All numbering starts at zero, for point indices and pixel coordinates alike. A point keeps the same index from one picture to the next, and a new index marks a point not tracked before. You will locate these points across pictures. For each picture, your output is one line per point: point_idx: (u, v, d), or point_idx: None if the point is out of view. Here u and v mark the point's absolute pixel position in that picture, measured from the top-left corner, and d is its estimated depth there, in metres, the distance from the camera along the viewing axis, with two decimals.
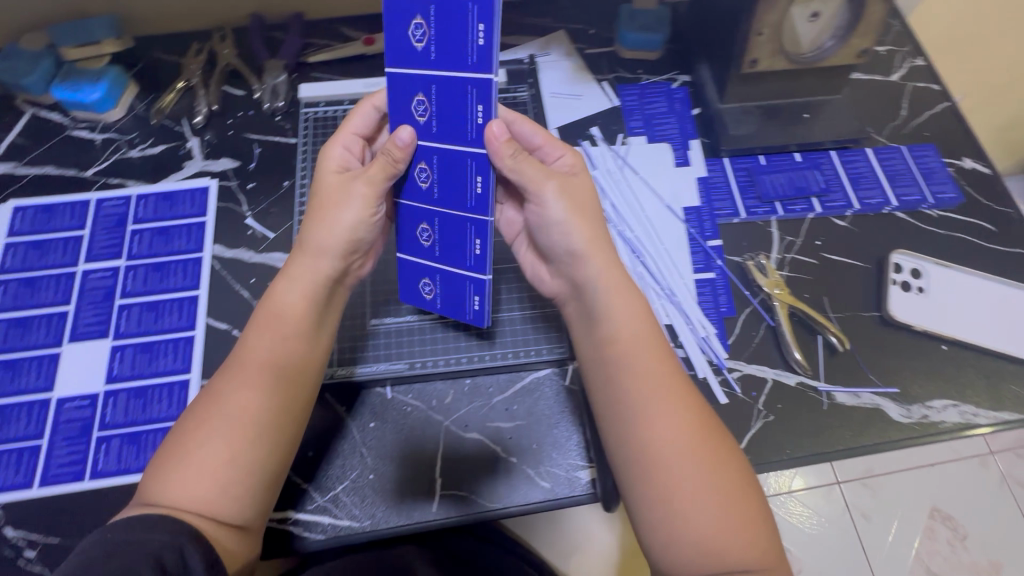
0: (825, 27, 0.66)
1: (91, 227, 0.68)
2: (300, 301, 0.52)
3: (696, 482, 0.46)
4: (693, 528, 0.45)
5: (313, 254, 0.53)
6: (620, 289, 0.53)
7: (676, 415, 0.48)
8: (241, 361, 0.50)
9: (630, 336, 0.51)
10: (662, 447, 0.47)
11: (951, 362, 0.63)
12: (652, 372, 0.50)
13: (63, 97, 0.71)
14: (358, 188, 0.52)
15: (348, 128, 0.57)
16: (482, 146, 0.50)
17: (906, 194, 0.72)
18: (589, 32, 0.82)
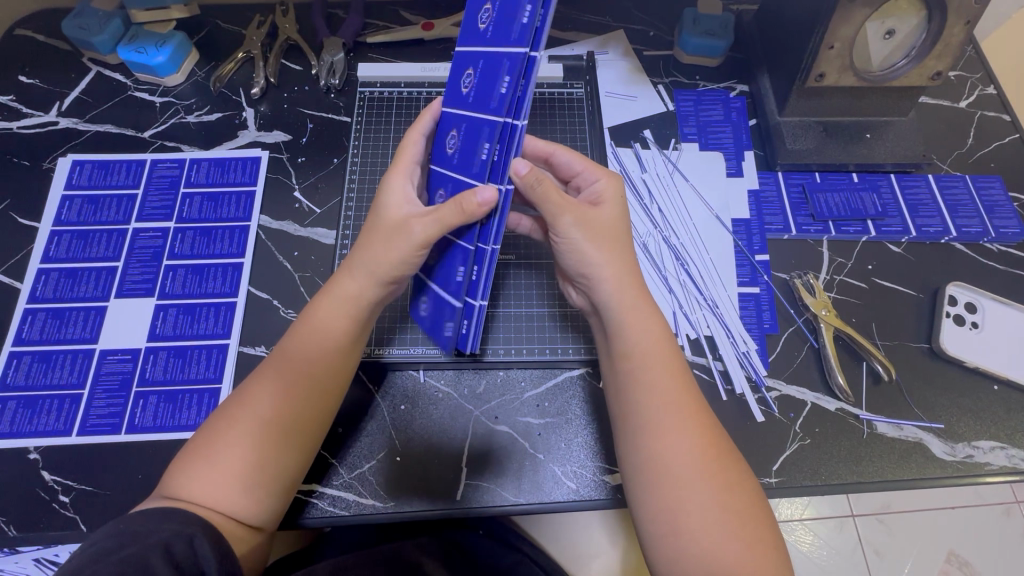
0: (899, 45, 0.64)
1: (144, 187, 0.70)
2: (344, 321, 0.50)
3: (706, 503, 0.44)
4: (700, 548, 0.43)
5: (360, 273, 0.51)
6: (641, 303, 0.51)
7: (694, 445, 0.46)
8: (278, 366, 0.49)
9: (645, 350, 0.50)
10: (678, 479, 0.45)
11: (1001, 403, 0.61)
12: (663, 394, 0.48)
13: (128, 58, 0.73)
14: (415, 230, 0.48)
15: (405, 158, 0.53)
16: (481, 179, 0.47)
17: (967, 225, 0.69)
18: (648, 33, 0.81)
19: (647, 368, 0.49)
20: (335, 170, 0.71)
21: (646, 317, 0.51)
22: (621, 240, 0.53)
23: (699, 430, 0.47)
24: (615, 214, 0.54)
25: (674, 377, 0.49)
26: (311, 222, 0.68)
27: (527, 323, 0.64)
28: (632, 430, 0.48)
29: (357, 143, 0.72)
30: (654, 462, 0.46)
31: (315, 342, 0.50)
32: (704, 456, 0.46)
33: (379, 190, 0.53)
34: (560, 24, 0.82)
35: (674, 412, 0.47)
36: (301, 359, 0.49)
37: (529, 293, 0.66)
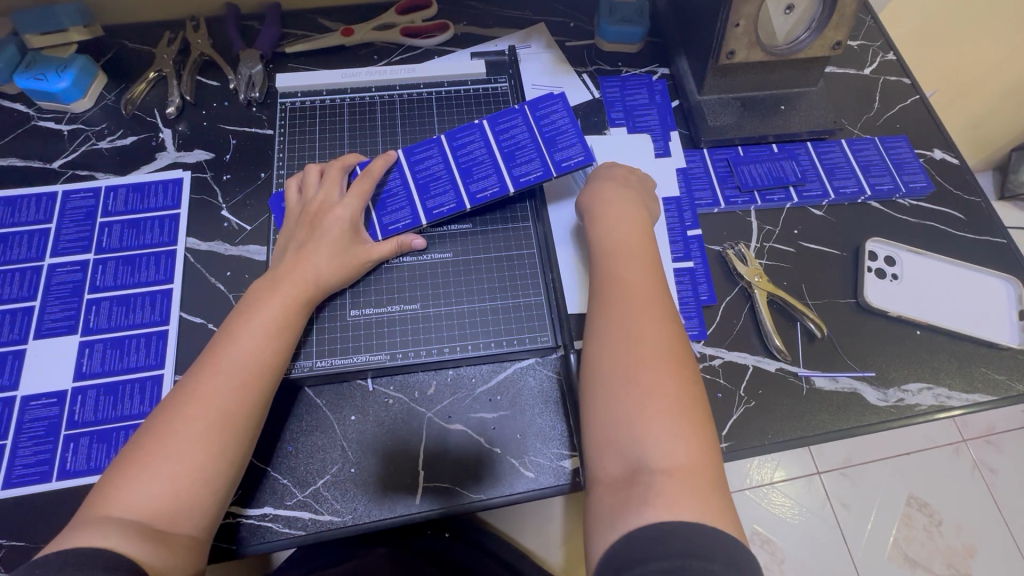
0: (800, 18, 0.68)
1: (58, 221, 0.66)
2: (280, 313, 0.54)
3: (628, 373, 0.47)
4: (620, 406, 0.46)
5: (294, 274, 0.56)
6: (634, 244, 0.56)
7: (647, 330, 0.49)
8: (211, 363, 0.50)
9: (619, 266, 0.54)
10: (618, 345, 0.48)
11: (925, 347, 0.65)
12: (638, 294, 0.51)
13: (27, 86, 0.69)
14: (345, 256, 0.59)
15: (358, 192, 0.60)
16: (436, 185, 0.63)
17: (880, 184, 0.73)
18: (569, 25, 0.83)
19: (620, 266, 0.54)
20: (262, 184, 0.69)
21: (638, 248, 0.56)
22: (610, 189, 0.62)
23: (656, 318, 0.50)
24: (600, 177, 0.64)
25: (643, 271, 0.54)
26: (243, 239, 0.66)
27: (469, 319, 0.61)
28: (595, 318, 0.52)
29: (282, 155, 0.69)
30: (604, 340, 0.49)
31: (253, 340, 0.52)
32: (651, 338, 0.48)
33: (323, 212, 0.59)
34: (482, 22, 0.82)
35: (633, 302, 0.51)
36: (239, 360, 0.51)
37: (471, 286, 0.62)
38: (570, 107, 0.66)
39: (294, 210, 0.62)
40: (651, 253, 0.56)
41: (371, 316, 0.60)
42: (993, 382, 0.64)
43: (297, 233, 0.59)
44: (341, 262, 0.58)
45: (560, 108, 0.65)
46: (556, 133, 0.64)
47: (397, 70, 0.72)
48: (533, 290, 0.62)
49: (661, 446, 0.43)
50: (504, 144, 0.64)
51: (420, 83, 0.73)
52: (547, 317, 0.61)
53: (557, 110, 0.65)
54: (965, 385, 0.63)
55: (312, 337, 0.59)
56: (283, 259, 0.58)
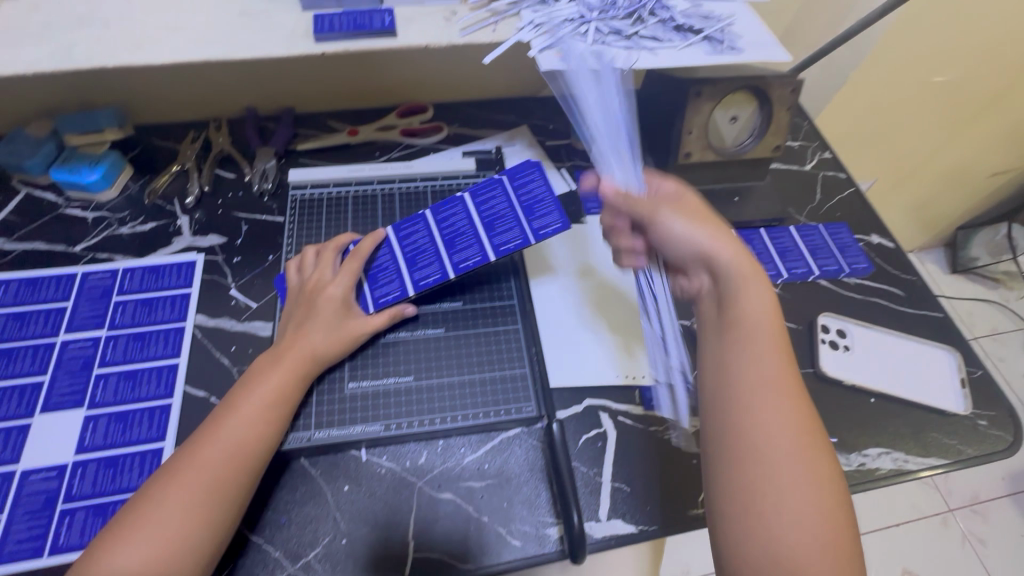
0: (744, 127, 0.81)
1: (74, 299, 0.70)
2: (276, 385, 0.58)
3: (788, 480, 0.46)
4: (777, 524, 0.45)
5: (292, 349, 0.61)
6: (771, 328, 0.54)
7: (793, 432, 0.48)
8: (210, 432, 0.54)
9: (763, 357, 0.52)
10: (766, 453, 0.47)
11: (880, 413, 0.70)
12: (782, 396, 0.50)
13: (61, 178, 0.76)
14: (341, 330, 0.64)
15: (353, 270, 0.67)
16: (419, 258, 0.69)
17: (827, 265, 0.82)
18: (548, 127, 0.95)
19: (763, 341, 0.53)
20: (270, 266, 0.75)
21: (771, 328, 0.54)
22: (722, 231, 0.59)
23: (797, 410, 0.49)
24: (701, 212, 0.61)
25: (784, 368, 0.52)
26: (249, 316, 0.71)
27: (457, 392, 0.65)
28: (733, 395, 0.51)
29: (291, 240, 0.76)
30: (757, 449, 0.48)
31: (248, 410, 0.56)
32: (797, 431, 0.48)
33: (321, 290, 0.65)
34: (473, 124, 0.94)
35: (775, 387, 0.50)
36: (234, 431, 0.54)
37: (460, 361, 0.67)
38: (547, 176, 0.71)
39: (296, 288, 0.68)
40: (783, 325, 0.55)
41: (365, 389, 0.64)
42: (946, 446, 0.69)
43: (298, 311, 0.65)
44: (337, 335, 0.63)
45: (536, 178, 0.71)
46: (533, 201, 0.69)
47: (397, 166, 0.81)
48: (517, 365, 0.67)
49: (812, 547, 0.44)
50: (485, 213, 0.69)
51: (418, 177, 0.82)
52: (530, 390, 0.66)
53: (534, 179, 0.71)
54: (921, 450, 0.68)
55: (309, 408, 0.63)
56: (284, 335, 0.63)
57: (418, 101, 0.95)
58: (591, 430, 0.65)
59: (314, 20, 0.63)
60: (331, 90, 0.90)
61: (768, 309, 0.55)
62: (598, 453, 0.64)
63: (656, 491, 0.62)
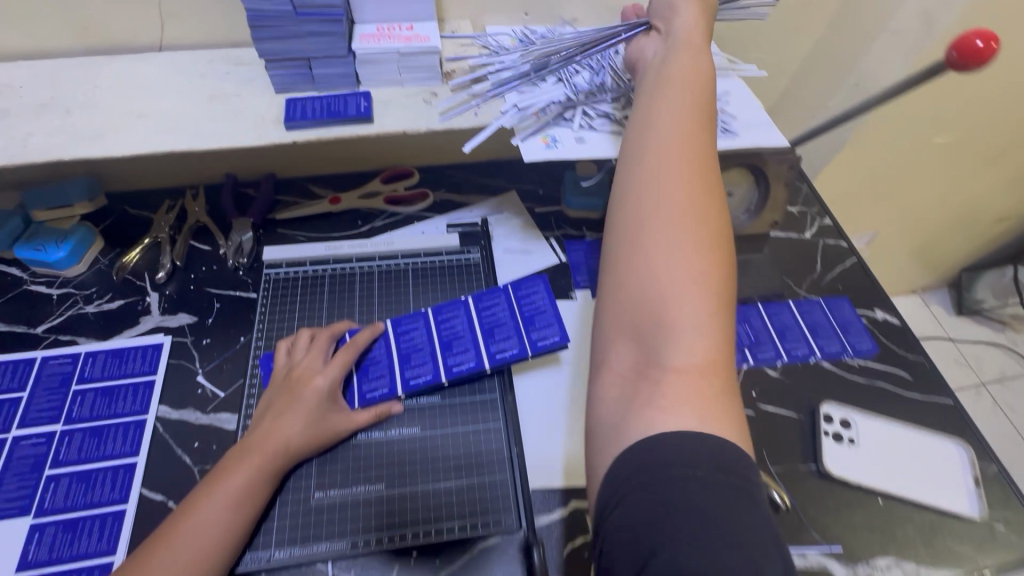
0: (740, 202, 0.77)
1: (31, 389, 0.67)
2: (240, 488, 0.54)
3: (672, 271, 0.42)
4: (654, 279, 0.42)
5: (262, 445, 0.57)
6: (688, 109, 0.50)
7: (686, 245, 0.43)
8: (164, 542, 0.50)
9: (677, 136, 0.48)
10: (654, 217, 0.45)
11: (889, 517, 0.66)
12: (685, 153, 0.47)
13: (26, 255, 0.73)
14: (322, 428, 0.60)
15: (341, 361, 0.63)
16: (414, 357, 0.67)
17: (828, 345, 0.78)
18: (538, 192, 0.92)
19: (660, 160, 0.47)
20: (240, 349, 0.72)
21: (695, 116, 0.50)
22: (705, 81, 0.53)
23: (699, 195, 0.45)
24: (697, 33, 0.56)
25: (693, 137, 0.48)
26: (215, 407, 0.67)
27: (434, 500, 0.60)
28: (648, 159, 0.48)
29: (262, 323, 0.72)
30: (639, 211, 0.46)
31: (208, 517, 0.52)
32: (700, 210, 0.45)
33: (303, 380, 0.61)
34: (459, 189, 0.91)
35: (693, 209, 0.45)
36: (190, 543, 0.50)
37: (437, 463, 0.62)
38: (549, 289, 0.73)
39: (280, 372, 0.64)
40: (715, 179, 0.47)
41: (336, 498, 0.59)
42: (960, 555, 0.64)
43: (277, 400, 0.60)
44: (315, 432, 0.59)
45: (540, 292, 0.73)
46: (535, 313, 0.71)
47: (378, 243, 0.78)
48: (499, 468, 0.62)
49: (685, 359, 0.40)
50: (486, 319, 0.70)
51: (399, 254, 0.78)
52: (512, 496, 0.61)
53: (537, 291, 0.73)
54: (933, 560, 0.63)
55: (273, 512, 0.58)
56: (258, 427, 0.59)
57: (404, 165, 0.92)
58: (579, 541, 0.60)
59: (285, 106, 0.60)
60: (313, 155, 0.87)
61: (692, 110, 0.50)
62: None
63: None
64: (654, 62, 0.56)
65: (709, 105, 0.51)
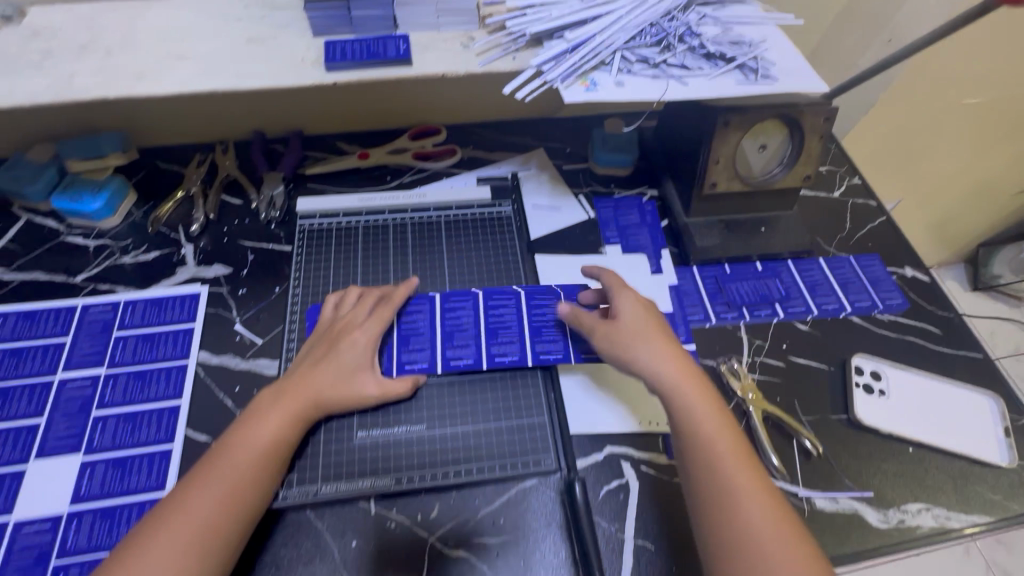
0: (773, 155, 0.77)
1: (73, 334, 0.68)
2: (277, 425, 0.55)
3: (754, 517, 0.49)
4: (753, 533, 0.48)
5: (300, 387, 0.58)
6: (687, 375, 0.58)
7: (736, 475, 0.51)
8: (204, 473, 0.51)
9: (710, 433, 0.54)
10: (722, 469, 0.52)
11: (919, 464, 0.66)
12: (710, 418, 0.55)
13: (62, 205, 0.74)
14: (347, 386, 0.59)
15: (377, 318, 0.64)
16: (451, 335, 0.66)
17: (859, 300, 0.78)
18: (565, 150, 0.91)
19: (700, 431, 0.55)
20: (276, 299, 0.72)
21: (701, 389, 0.57)
22: (656, 321, 0.63)
23: (722, 429, 0.54)
24: (639, 306, 0.64)
25: (688, 373, 0.58)
26: (254, 353, 0.68)
27: (471, 443, 0.61)
28: (704, 451, 0.53)
29: (298, 272, 0.73)
30: (720, 497, 0.51)
31: (244, 451, 0.53)
32: (747, 462, 0.53)
33: (341, 339, 0.62)
34: (487, 147, 0.91)
35: (730, 446, 0.54)
36: (229, 472, 0.51)
37: (474, 407, 0.63)
38: (602, 310, 0.69)
39: (325, 323, 0.65)
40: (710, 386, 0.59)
41: (378, 438, 0.61)
42: (990, 501, 0.64)
43: (316, 348, 0.62)
44: (342, 385, 0.59)
45: (593, 311, 0.69)
46: (584, 331, 0.67)
47: (410, 196, 0.78)
48: (535, 411, 0.64)
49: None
50: (537, 318, 0.68)
51: (430, 206, 0.78)
52: (549, 438, 0.63)
53: (590, 307, 0.69)
54: (963, 506, 0.64)
55: (313, 452, 0.60)
56: (293, 372, 0.60)
57: (431, 123, 0.92)
58: (612, 481, 0.62)
59: (325, 47, 0.60)
60: (341, 111, 0.87)
61: (663, 336, 0.61)
62: (620, 506, 0.61)
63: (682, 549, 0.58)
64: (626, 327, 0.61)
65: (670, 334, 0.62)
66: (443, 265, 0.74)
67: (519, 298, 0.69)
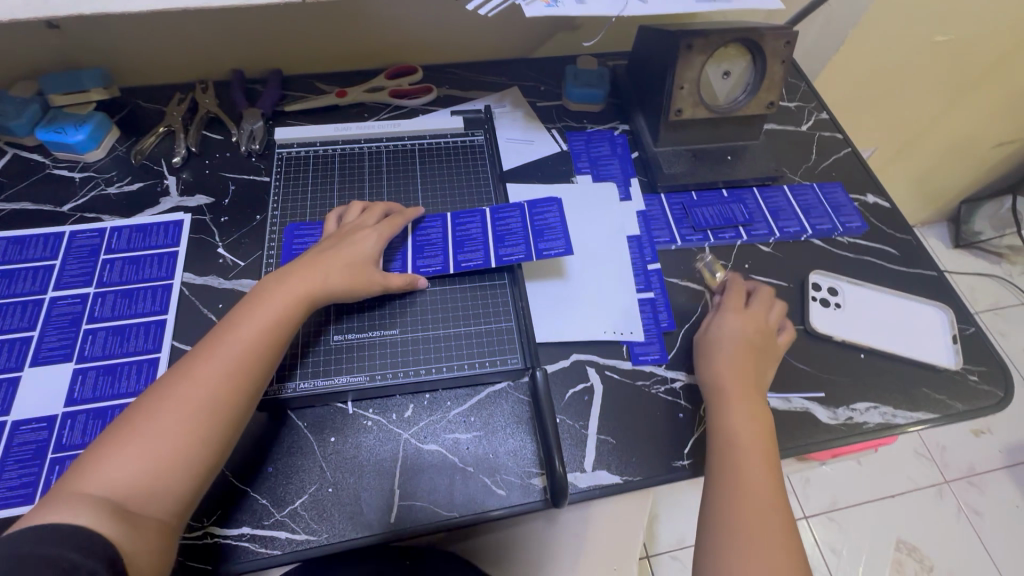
0: (737, 82, 0.79)
1: (62, 258, 0.71)
2: (281, 307, 0.57)
3: (760, 535, 0.51)
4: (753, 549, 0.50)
5: (307, 272, 0.60)
6: (747, 392, 0.60)
7: (762, 489, 0.54)
8: (211, 348, 0.53)
9: (748, 444, 0.57)
10: (744, 484, 0.54)
11: (870, 369, 0.70)
12: (754, 442, 0.57)
13: (47, 138, 0.76)
14: (354, 277, 0.61)
15: (387, 223, 0.67)
16: (420, 245, 0.70)
17: (820, 224, 0.81)
18: (539, 88, 0.93)
19: (741, 442, 0.57)
20: (257, 225, 0.75)
21: (754, 407, 0.59)
22: (755, 329, 0.65)
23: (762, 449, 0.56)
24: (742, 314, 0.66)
25: (751, 393, 0.60)
26: (236, 274, 0.71)
27: (442, 343, 0.65)
28: (728, 463, 0.56)
29: (277, 198, 0.76)
30: (728, 502, 0.53)
31: (251, 330, 0.54)
32: (772, 501, 0.53)
33: (350, 237, 0.64)
34: (462, 85, 0.93)
35: (763, 465, 0.55)
36: (237, 349, 0.53)
37: (448, 315, 0.67)
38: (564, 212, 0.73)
39: (329, 231, 0.68)
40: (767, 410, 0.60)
41: (354, 341, 0.65)
42: (936, 401, 0.68)
43: (324, 244, 0.64)
44: (350, 274, 0.61)
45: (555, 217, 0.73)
46: (544, 228, 0.71)
47: (384, 125, 0.81)
48: (502, 317, 0.68)
49: None
50: (499, 227, 0.72)
51: (406, 136, 0.82)
52: (516, 342, 0.66)
53: (551, 211, 0.73)
54: (910, 404, 0.68)
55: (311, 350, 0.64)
56: (300, 260, 0.62)
57: (407, 63, 0.93)
58: (576, 385, 0.65)
59: None
60: (318, 51, 0.89)
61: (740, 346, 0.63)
62: (584, 407, 0.64)
63: (640, 442, 0.62)
64: (716, 335, 0.65)
65: (759, 352, 0.64)
66: (416, 190, 0.77)
67: (484, 213, 0.73)
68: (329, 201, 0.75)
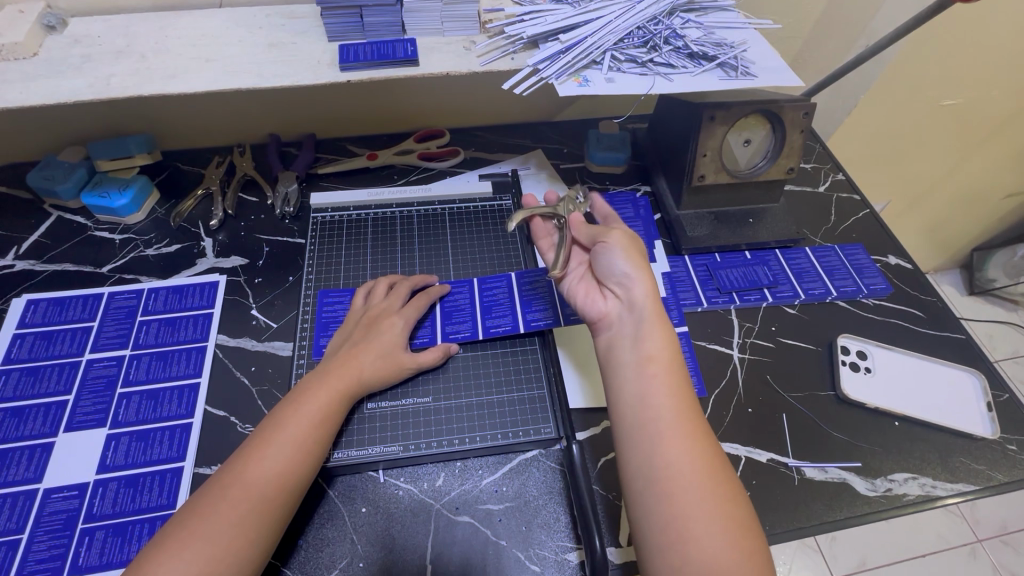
0: (757, 150, 0.82)
1: (100, 320, 0.72)
2: (323, 402, 0.58)
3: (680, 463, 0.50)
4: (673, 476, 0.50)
5: (346, 364, 0.61)
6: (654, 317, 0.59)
7: (672, 411, 0.53)
8: (259, 445, 0.53)
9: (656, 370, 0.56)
10: (654, 414, 0.53)
11: (905, 437, 0.69)
12: (659, 364, 0.56)
13: (91, 202, 0.79)
14: (388, 363, 0.63)
15: (416, 305, 0.69)
16: (448, 312, 0.72)
17: (844, 285, 0.82)
18: (562, 151, 0.97)
19: (646, 370, 0.56)
20: (290, 287, 0.77)
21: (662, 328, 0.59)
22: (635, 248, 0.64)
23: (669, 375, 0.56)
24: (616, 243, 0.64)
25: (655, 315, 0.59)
26: (269, 336, 0.72)
27: (475, 412, 0.65)
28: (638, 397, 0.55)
29: (312, 261, 0.78)
30: (643, 435, 0.52)
31: (298, 427, 0.55)
32: (685, 422, 0.53)
33: (379, 320, 0.66)
34: (488, 148, 0.96)
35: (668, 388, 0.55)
36: (284, 446, 0.53)
37: (478, 383, 0.67)
38: None
39: (357, 312, 0.69)
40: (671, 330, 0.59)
41: (386, 410, 0.65)
42: (975, 471, 0.67)
43: (355, 333, 0.65)
44: (385, 363, 0.63)
45: None
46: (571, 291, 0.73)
47: (416, 190, 0.84)
48: (534, 385, 0.68)
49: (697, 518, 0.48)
50: (525, 291, 0.74)
51: (436, 200, 0.85)
52: (548, 411, 0.66)
53: None
54: (949, 475, 0.66)
55: (351, 428, 0.63)
56: (337, 354, 0.63)
57: (435, 127, 0.97)
58: (610, 451, 0.64)
59: (339, 50, 0.65)
60: (351, 117, 0.93)
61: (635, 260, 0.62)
62: (619, 476, 0.62)
63: None
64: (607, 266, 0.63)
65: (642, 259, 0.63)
66: (447, 253, 0.79)
67: (509, 277, 0.76)
68: (362, 266, 0.77)
